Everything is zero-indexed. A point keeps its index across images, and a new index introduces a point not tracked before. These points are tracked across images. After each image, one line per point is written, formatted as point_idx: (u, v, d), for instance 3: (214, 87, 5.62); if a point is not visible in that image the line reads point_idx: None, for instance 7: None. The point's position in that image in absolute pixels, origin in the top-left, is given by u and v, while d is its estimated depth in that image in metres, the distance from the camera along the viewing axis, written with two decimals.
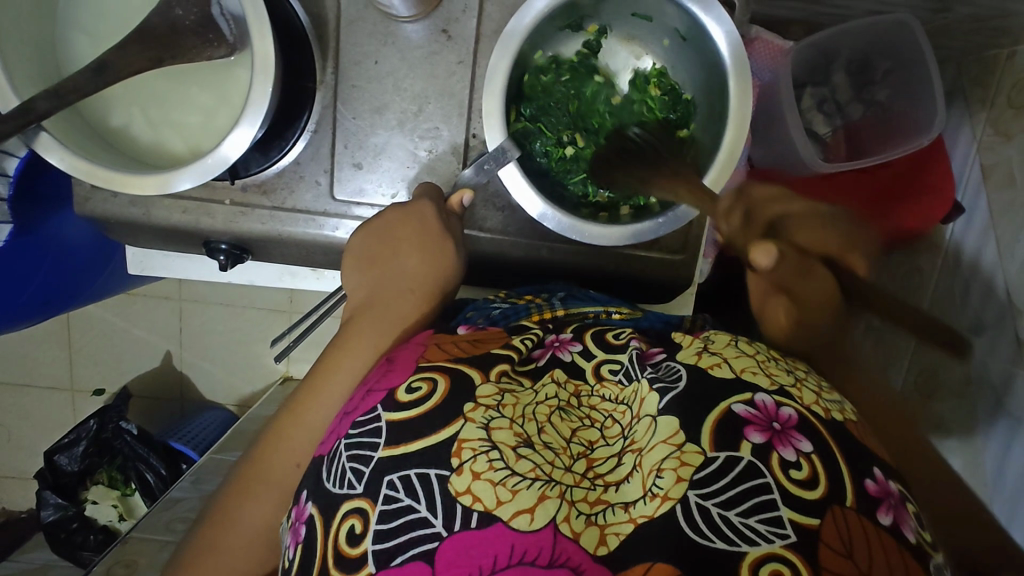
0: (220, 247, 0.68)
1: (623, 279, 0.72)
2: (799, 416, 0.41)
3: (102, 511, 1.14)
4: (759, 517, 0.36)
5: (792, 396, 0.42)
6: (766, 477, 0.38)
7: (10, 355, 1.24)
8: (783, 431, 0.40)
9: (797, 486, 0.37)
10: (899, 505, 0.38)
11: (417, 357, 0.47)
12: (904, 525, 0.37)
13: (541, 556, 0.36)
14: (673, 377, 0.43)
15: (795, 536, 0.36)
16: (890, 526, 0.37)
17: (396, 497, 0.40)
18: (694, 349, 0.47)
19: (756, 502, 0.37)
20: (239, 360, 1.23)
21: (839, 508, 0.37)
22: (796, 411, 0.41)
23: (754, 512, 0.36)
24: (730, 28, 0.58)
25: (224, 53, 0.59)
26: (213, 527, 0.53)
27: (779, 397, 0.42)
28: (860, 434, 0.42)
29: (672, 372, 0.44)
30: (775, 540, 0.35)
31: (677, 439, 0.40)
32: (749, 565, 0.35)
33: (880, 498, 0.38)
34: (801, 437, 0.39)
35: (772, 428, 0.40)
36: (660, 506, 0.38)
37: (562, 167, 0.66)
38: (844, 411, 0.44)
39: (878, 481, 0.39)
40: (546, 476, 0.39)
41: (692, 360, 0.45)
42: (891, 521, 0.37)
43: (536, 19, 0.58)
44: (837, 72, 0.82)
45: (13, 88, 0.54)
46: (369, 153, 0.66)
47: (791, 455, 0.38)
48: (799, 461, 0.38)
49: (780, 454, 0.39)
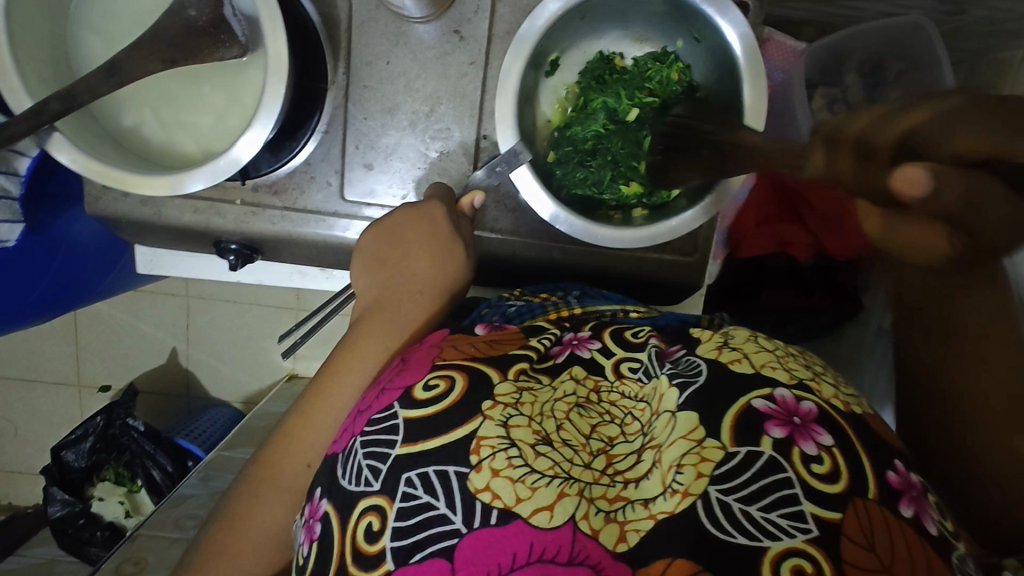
0: (230, 247, 0.68)
1: (635, 280, 0.72)
2: (819, 409, 0.41)
3: (109, 507, 1.14)
4: (780, 512, 0.36)
5: (811, 389, 0.42)
6: (787, 471, 0.37)
7: (18, 351, 1.24)
8: (803, 425, 0.39)
9: (820, 481, 0.37)
10: (920, 497, 0.39)
11: (433, 357, 0.47)
12: (926, 516, 0.38)
13: (560, 555, 0.36)
14: (693, 371, 0.44)
15: (817, 531, 0.35)
16: (912, 519, 0.37)
17: (415, 494, 0.40)
18: (714, 344, 0.47)
19: (776, 497, 0.37)
20: (246, 358, 1.23)
21: (862, 502, 0.37)
22: (816, 404, 0.41)
23: (776, 506, 0.36)
24: (743, 30, 0.57)
25: (236, 53, 0.58)
26: (221, 530, 0.53)
27: (799, 391, 0.42)
28: (882, 429, 0.42)
29: (692, 368, 0.44)
30: (797, 535, 0.35)
31: (697, 434, 0.40)
32: (771, 562, 0.35)
33: (902, 490, 0.38)
34: (822, 430, 0.39)
35: (793, 422, 0.40)
36: (681, 502, 0.37)
37: (597, 183, 0.66)
38: (862, 405, 0.44)
39: (900, 472, 0.39)
40: (566, 473, 0.39)
41: (713, 355, 0.45)
42: (914, 513, 0.38)
43: (550, 21, 0.58)
44: (849, 73, 0.80)
45: (27, 89, 0.54)
46: (380, 153, 0.66)
47: (812, 448, 0.38)
48: (819, 455, 0.38)
49: (801, 450, 0.38)
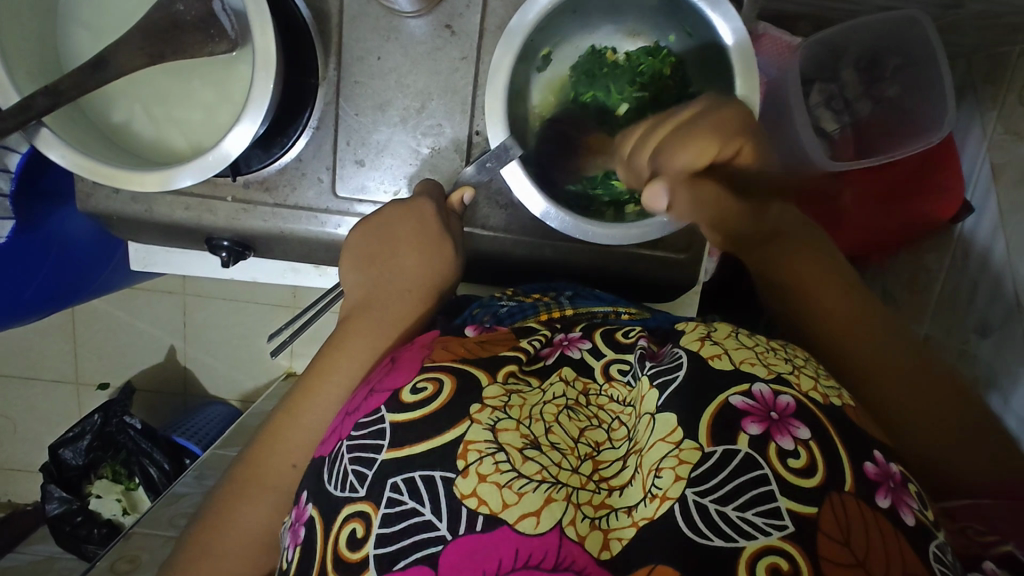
0: (222, 244, 0.68)
1: (628, 279, 0.72)
2: (796, 404, 0.40)
3: (106, 505, 1.13)
4: (756, 510, 0.36)
5: (789, 383, 0.42)
6: (764, 469, 0.37)
7: (16, 348, 1.24)
8: (781, 420, 0.39)
9: (795, 475, 0.37)
10: (897, 488, 0.38)
11: (422, 358, 0.47)
12: (903, 507, 0.37)
13: (546, 560, 0.36)
14: (674, 363, 0.43)
15: (792, 526, 0.35)
16: (887, 509, 0.37)
17: (400, 500, 0.39)
18: (696, 336, 0.46)
19: (752, 496, 0.36)
20: (243, 356, 1.23)
21: (836, 495, 0.36)
22: (794, 398, 0.40)
23: (751, 505, 0.36)
24: (737, 25, 0.57)
25: (226, 49, 0.57)
26: (208, 530, 0.52)
27: (777, 385, 0.41)
28: (859, 420, 0.42)
29: (674, 360, 0.44)
30: (772, 533, 0.35)
31: (675, 437, 0.39)
32: (746, 560, 0.34)
33: (878, 481, 0.38)
34: (799, 424, 0.39)
35: (770, 418, 0.39)
36: (660, 508, 0.37)
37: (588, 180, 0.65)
38: (841, 396, 0.43)
39: (877, 464, 0.39)
40: (553, 478, 0.39)
41: (695, 347, 0.44)
42: (889, 503, 0.37)
43: (540, 15, 0.57)
44: (845, 68, 0.81)
45: (15, 85, 0.54)
46: (372, 150, 0.66)
47: (789, 443, 0.38)
48: (796, 450, 0.38)
49: (778, 444, 0.38)
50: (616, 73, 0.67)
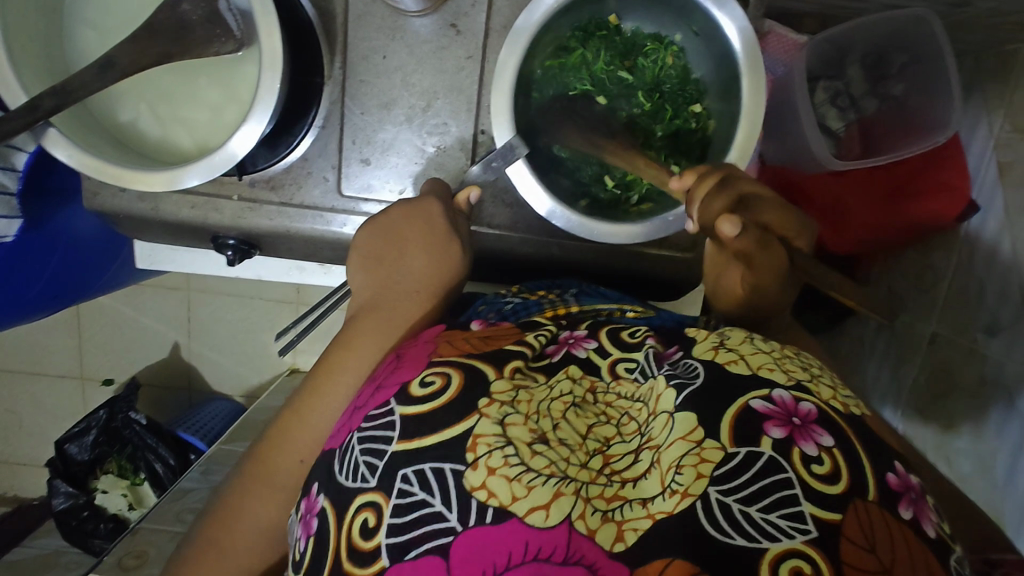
0: (227, 242, 0.68)
1: (631, 276, 0.72)
2: (818, 412, 0.40)
3: (112, 501, 1.15)
4: (779, 513, 0.36)
5: (810, 391, 0.42)
6: (788, 472, 0.37)
7: (21, 344, 1.25)
8: (803, 426, 0.39)
9: (820, 481, 0.37)
10: (919, 500, 0.38)
11: (428, 353, 0.47)
12: (925, 519, 0.37)
13: (556, 554, 0.36)
14: (691, 374, 0.43)
15: (816, 531, 0.35)
16: (911, 520, 0.37)
17: (410, 490, 0.39)
18: (710, 345, 0.46)
19: (775, 499, 0.36)
20: (246, 351, 1.24)
21: (860, 502, 0.36)
22: (816, 406, 0.40)
23: (775, 508, 0.36)
24: (743, 24, 0.57)
25: (231, 49, 0.57)
26: (217, 527, 0.53)
27: (798, 393, 0.41)
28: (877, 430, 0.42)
29: (689, 371, 0.43)
30: (795, 536, 0.35)
31: (696, 435, 0.39)
32: (768, 563, 0.34)
33: (900, 491, 0.38)
34: (823, 432, 0.39)
35: (792, 423, 0.39)
36: (680, 503, 0.37)
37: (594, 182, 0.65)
38: (860, 407, 0.43)
39: (899, 474, 0.38)
40: (562, 472, 0.39)
41: (709, 356, 0.44)
42: (912, 515, 0.37)
43: (546, 15, 0.57)
44: (852, 65, 0.81)
45: (22, 85, 0.54)
46: (377, 148, 0.66)
47: (812, 449, 0.38)
48: (820, 455, 0.38)
49: (801, 450, 0.38)
50: (615, 38, 0.65)
